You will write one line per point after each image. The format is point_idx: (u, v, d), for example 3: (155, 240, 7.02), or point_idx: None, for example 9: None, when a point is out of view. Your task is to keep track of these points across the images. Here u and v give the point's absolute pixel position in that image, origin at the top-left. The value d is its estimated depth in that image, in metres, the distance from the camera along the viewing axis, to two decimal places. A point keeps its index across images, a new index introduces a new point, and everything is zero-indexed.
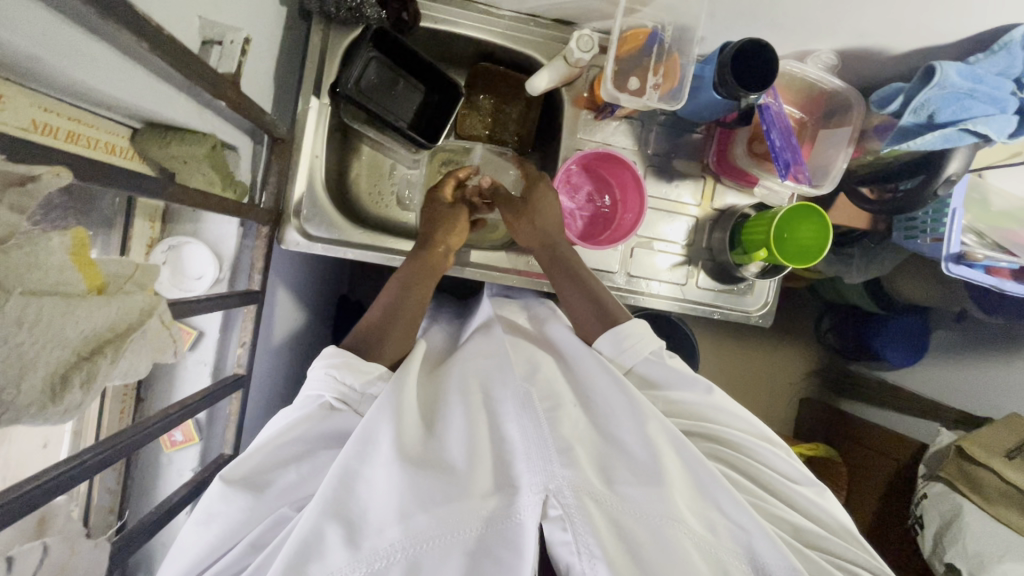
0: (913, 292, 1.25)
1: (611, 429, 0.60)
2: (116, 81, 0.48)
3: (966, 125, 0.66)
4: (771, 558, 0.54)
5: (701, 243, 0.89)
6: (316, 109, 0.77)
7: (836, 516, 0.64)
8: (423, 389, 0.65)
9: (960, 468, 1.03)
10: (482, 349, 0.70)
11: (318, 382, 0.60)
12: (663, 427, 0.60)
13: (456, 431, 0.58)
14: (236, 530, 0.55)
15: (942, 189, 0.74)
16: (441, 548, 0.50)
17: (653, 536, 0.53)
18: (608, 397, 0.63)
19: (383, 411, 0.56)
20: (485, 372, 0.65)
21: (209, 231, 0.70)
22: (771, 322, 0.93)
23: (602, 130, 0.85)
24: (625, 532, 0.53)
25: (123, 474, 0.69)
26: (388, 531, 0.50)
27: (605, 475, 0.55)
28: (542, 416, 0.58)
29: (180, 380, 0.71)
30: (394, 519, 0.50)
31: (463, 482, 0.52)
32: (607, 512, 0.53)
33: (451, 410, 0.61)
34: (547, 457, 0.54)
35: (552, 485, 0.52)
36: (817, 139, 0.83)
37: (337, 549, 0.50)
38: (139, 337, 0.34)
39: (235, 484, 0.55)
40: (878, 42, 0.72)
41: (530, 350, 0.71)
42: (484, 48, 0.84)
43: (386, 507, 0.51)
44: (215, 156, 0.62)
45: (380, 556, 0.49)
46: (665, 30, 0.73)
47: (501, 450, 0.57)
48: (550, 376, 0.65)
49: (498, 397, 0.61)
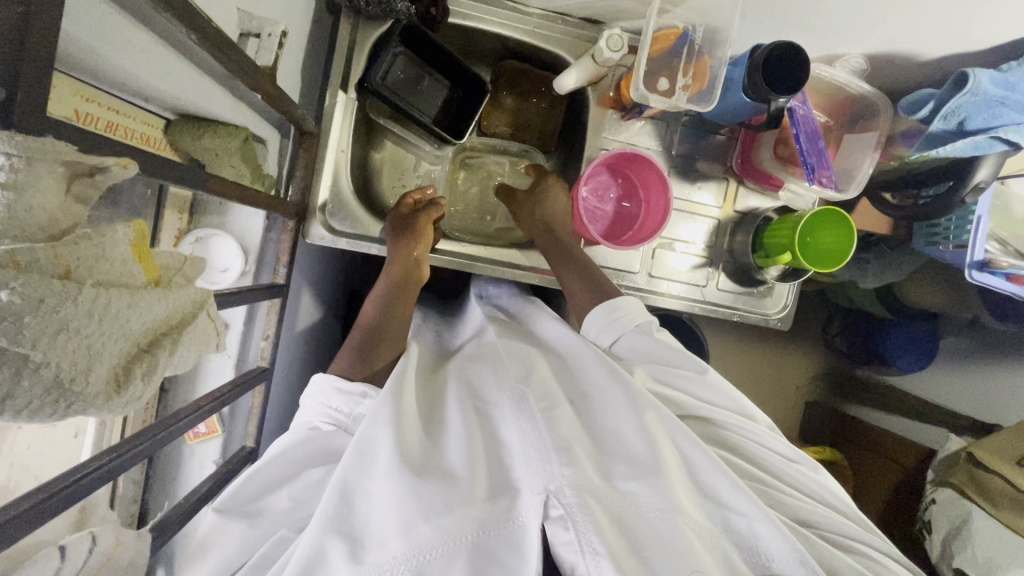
0: (926, 298, 1.25)
1: (610, 426, 0.60)
2: (159, 73, 0.48)
3: (997, 133, 0.66)
4: (776, 551, 0.54)
5: (722, 245, 0.89)
6: (343, 104, 0.77)
7: (834, 492, 0.64)
8: (424, 396, 0.66)
9: (969, 474, 1.04)
10: (481, 357, 0.71)
11: (310, 410, 0.61)
12: (662, 418, 0.60)
13: (455, 436, 0.58)
14: (243, 548, 0.59)
15: (970, 197, 0.73)
16: (445, 557, 0.49)
17: (658, 537, 0.52)
18: (605, 394, 0.63)
19: (381, 418, 0.56)
20: (482, 378, 0.66)
21: (236, 224, 0.70)
22: (789, 326, 0.93)
23: (627, 130, 0.85)
24: (629, 532, 0.52)
25: (147, 465, 0.69)
26: (390, 545, 0.49)
27: (605, 472, 0.55)
28: (540, 417, 0.58)
29: (204, 372, 0.71)
30: (395, 532, 0.49)
31: (464, 487, 0.52)
32: (608, 508, 0.53)
33: (450, 415, 0.61)
34: (546, 457, 0.54)
35: (553, 485, 0.52)
36: (842, 143, 0.83)
37: (341, 565, 0.50)
38: (191, 330, 0.35)
39: (227, 514, 0.58)
40: (908, 47, 0.72)
41: (525, 352, 0.70)
42: (510, 45, 0.83)
43: (388, 519, 0.51)
44: (246, 149, 0.62)
45: (385, 569, 0.48)
46: (695, 31, 0.73)
47: (501, 454, 0.57)
48: (546, 377, 0.65)
49: (496, 400, 0.62)
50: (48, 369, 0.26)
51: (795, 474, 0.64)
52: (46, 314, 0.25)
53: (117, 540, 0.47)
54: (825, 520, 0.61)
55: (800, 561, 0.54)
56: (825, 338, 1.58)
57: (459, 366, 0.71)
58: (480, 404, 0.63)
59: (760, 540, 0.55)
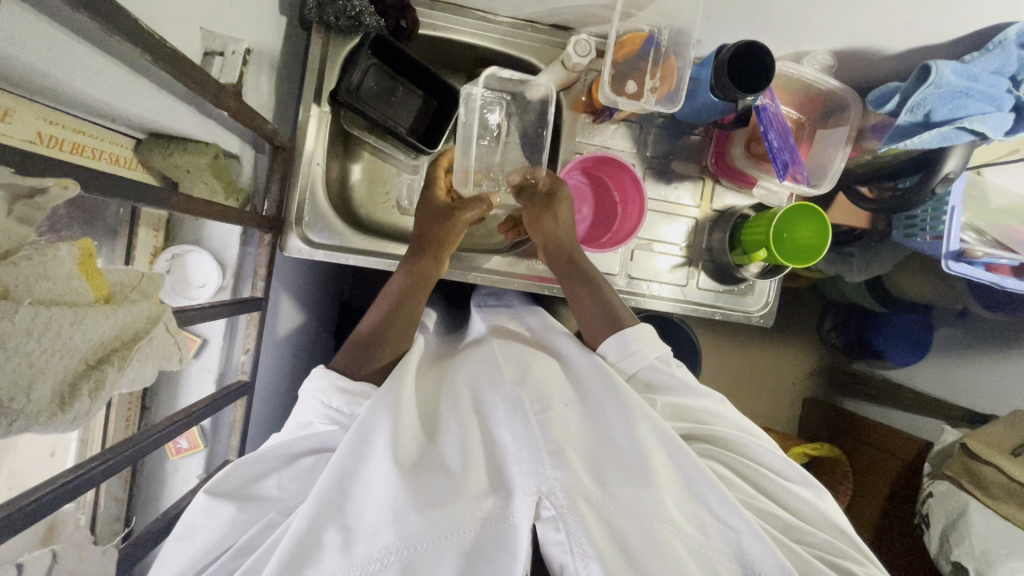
0: (914, 290, 1.25)
1: (602, 431, 0.61)
2: (117, 94, 0.49)
3: (962, 124, 0.66)
4: (760, 558, 0.54)
5: (701, 244, 0.89)
6: (317, 117, 0.77)
7: (831, 515, 0.63)
8: (419, 398, 0.65)
9: (964, 466, 1.03)
10: (478, 356, 0.72)
11: (310, 407, 0.62)
12: (655, 428, 0.60)
13: (452, 437, 0.59)
14: (225, 537, 0.56)
15: (940, 186, 0.74)
16: (435, 551, 0.49)
17: (644, 537, 0.52)
18: (602, 399, 0.64)
19: (386, 413, 0.57)
20: (475, 379, 0.67)
21: (212, 239, 0.71)
22: (772, 322, 0.93)
23: (601, 133, 0.86)
24: (619, 534, 0.52)
25: (129, 482, 0.69)
26: (382, 534, 0.50)
27: (598, 476, 0.55)
28: (533, 420, 0.58)
29: (184, 387, 0.71)
30: (386, 522, 0.50)
31: (458, 485, 0.53)
32: (598, 511, 0.53)
33: (447, 420, 0.61)
34: (539, 459, 0.54)
35: (545, 487, 0.53)
36: (815, 139, 0.84)
37: (332, 554, 0.50)
38: (146, 345, 0.35)
39: (220, 496, 0.57)
40: (873, 42, 0.73)
41: (520, 355, 0.71)
42: (483, 54, 0.84)
43: (379, 510, 0.51)
44: (217, 165, 0.62)
45: (375, 559, 0.49)
46: (661, 33, 0.74)
47: (493, 454, 0.57)
48: (541, 378, 0.66)
49: (489, 402, 0.62)
50: None
51: (794, 503, 0.63)
52: None
53: (81, 556, 0.47)
54: (811, 532, 0.61)
55: (783, 572, 0.53)
56: (818, 333, 1.58)
57: (459, 365, 0.72)
58: (475, 405, 0.63)
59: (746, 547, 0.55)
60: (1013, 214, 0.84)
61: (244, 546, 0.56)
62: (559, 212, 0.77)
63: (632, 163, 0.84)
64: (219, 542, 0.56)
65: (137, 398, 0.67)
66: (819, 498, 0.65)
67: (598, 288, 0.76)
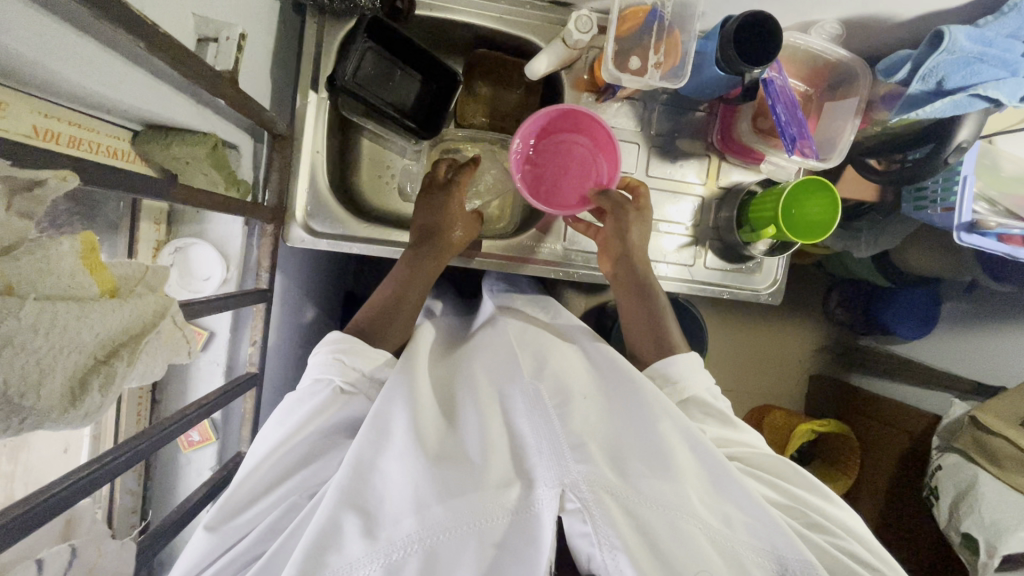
0: (923, 263, 1.25)
1: (623, 424, 0.60)
2: (109, 85, 0.47)
3: (976, 90, 0.64)
4: (793, 556, 0.53)
5: (708, 222, 0.88)
6: (315, 104, 0.76)
7: (853, 525, 0.62)
8: (436, 389, 0.68)
9: (974, 438, 1.04)
10: (494, 347, 0.73)
11: (329, 368, 0.63)
12: (677, 425, 0.60)
13: (471, 427, 0.60)
14: (247, 522, 0.56)
15: (954, 156, 0.71)
16: (458, 541, 0.50)
17: (670, 528, 0.52)
18: (623, 393, 0.64)
19: (399, 402, 0.59)
20: (494, 371, 0.68)
21: (214, 232, 0.70)
22: (780, 300, 0.92)
23: (604, 112, 0.84)
24: (644, 525, 0.52)
25: (144, 476, 0.70)
26: (404, 523, 0.51)
27: (620, 469, 0.55)
28: (553, 413, 0.58)
29: (193, 380, 0.71)
30: (409, 510, 0.51)
31: (478, 474, 0.53)
32: (623, 504, 0.52)
33: (465, 411, 0.62)
34: (559, 452, 0.54)
35: (568, 479, 0.52)
36: (822, 112, 0.82)
37: (354, 541, 0.50)
38: (155, 338, 0.35)
39: (242, 487, 0.56)
40: (881, 10, 0.71)
41: (537, 345, 0.72)
42: (481, 34, 0.83)
43: (402, 497, 0.52)
44: (216, 154, 0.62)
45: (398, 547, 0.50)
46: (664, 6, 0.71)
47: (513, 446, 0.58)
48: (558, 371, 0.66)
49: (509, 393, 0.63)
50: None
51: (816, 503, 0.62)
52: None
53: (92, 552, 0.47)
54: (834, 528, 0.60)
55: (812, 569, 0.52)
56: (825, 309, 1.58)
57: (472, 354, 0.74)
58: (496, 393, 0.64)
59: (774, 543, 0.54)
60: None
61: (268, 530, 0.56)
62: (643, 229, 0.79)
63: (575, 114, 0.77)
64: (243, 525, 0.56)
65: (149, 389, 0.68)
66: (838, 506, 0.64)
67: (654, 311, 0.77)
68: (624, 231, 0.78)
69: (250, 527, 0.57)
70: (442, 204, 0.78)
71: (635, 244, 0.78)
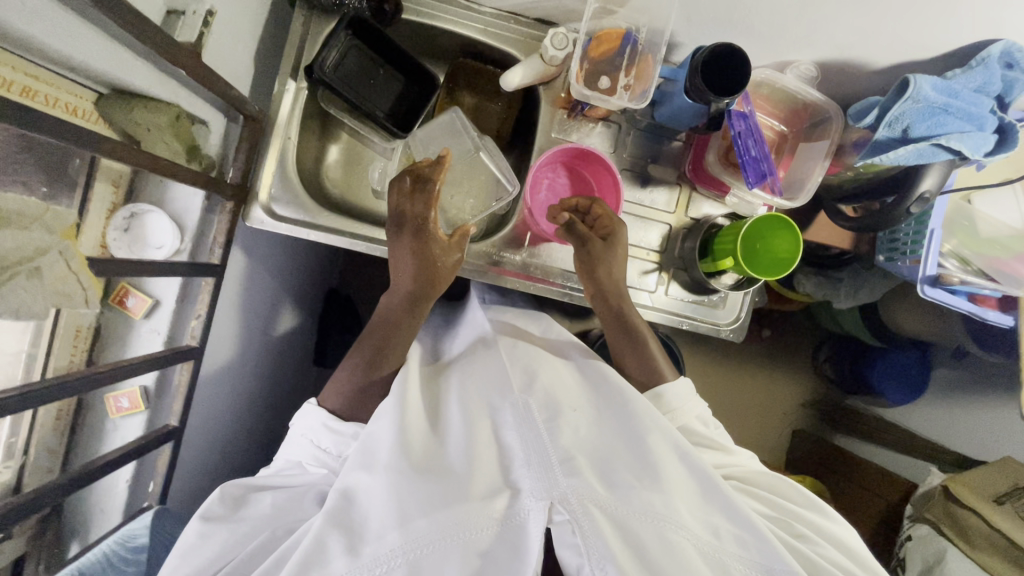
0: (910, 323, 1.22)
1: (611, 436, 0.62)
2: (59, 37, 0.49)
3: (939, 141, 0.64)
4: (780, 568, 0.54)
5: (674, 251, 0.87)
6: (293, 92, 0.78)
7: (849, 542, 0.64)
8: (426, 396, 0.71)
9: (946, 511, 0.98)
10: (488, 354, 0.75)
11: (301, 447, 0.70)
12: (667, 438, 0.62)
13: (458, 437, 0.62)
14: (219, 557, 0.61)
15: (916, 207, 0.70)
16: (442, 553, 0.52)
17: (659, 539, 0.54)
18: (613, 408, 0.65)
19: (389, 418, 0.62)
20: (483, 379, 0.70)
21: (174, 202, 0.71)
22: (742, 338, 0.90)
23: (578, 130, 0.85)
24: (633, 537, 0.54)
25: (66, 438, 0.67)
26: (387, 538, 0.53)
27: (608, 479, 0.57)
28: (542, 427, 0.60)
29: (133, 347, 0.71)
30: (392, 526, 0.53)
31: (463, 485, 0.56)
32: (611, 516, 0.54)
33: (455, 422, 0.65)
34: (548, 467, 0.56)
35: (556, 494, 0.54)
36: (795, 153, 0.82)
37: (338, 557, 0.53)
38: (28, 270, 0.37)
39: (212, 520, 0.62)
40: (853, 53, 0.71)
41: (530, 358, 0.73)
42: (466, 44, 0.85)
43: (386, 513, 0.54)
44: (178, 126, 0.63)
45: (382, 561, 0.52)
46: (639, 32, 0.73)
47: (501, 455, 0.60)
48: (549, 384, 0.67)
49: (498, 404, 0.65)
50: None
51: (803, 513, 0.65)
52: None
53: None
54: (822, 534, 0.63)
55: None
56: (814, 363, 1.54)
57: (462, 360, 0.77)
58: (485, 403, 0.66)
59: (763, 555, 0.55)
60: (1004, 245, 0.80)
61: (247, 559, 0.61)
62: (613, 262, 0.76)
63: (595, 152, 0.80)
64: (212, 559, 0.61)
65: (89, 325, 0.65)
66: (835, 523, 0.66)
67: (638, 339, 0.77)
68: (593, 270, 0.77)
69: (228, 560, 0.62)
70: (415, 250, 0.71)
71: (608, 279, 0.77)
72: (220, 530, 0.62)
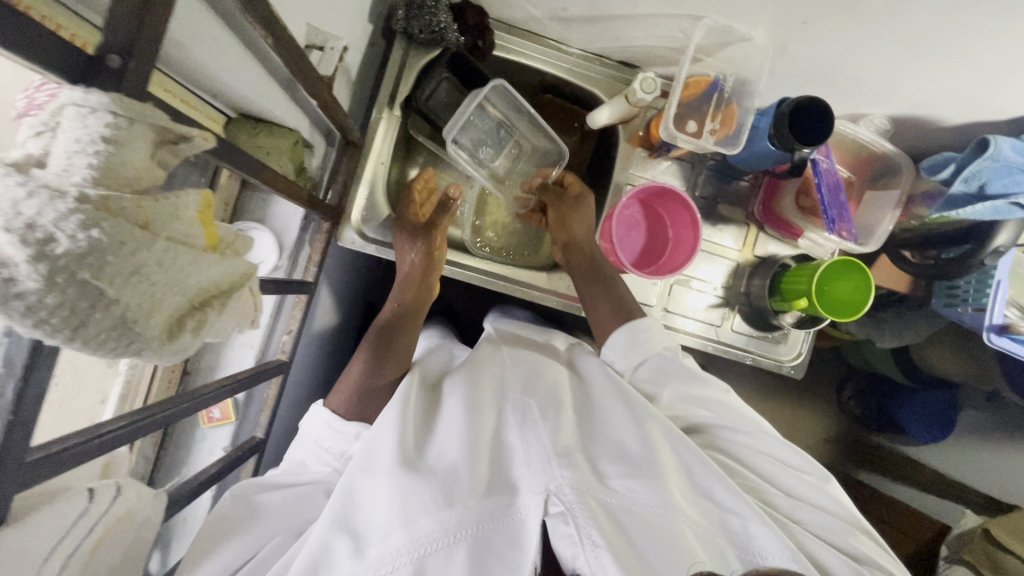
0: (945, 365, 1.25)
1: (607, 430, 0.60)
2: (228, 71, 0.52)
3: (1016, 199, 0.68)
4: (776, 550, 0.51)
5: (739, 287, 0.90)
6: (387, 120, 0.81)
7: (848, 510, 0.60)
8: (429, 394, 0.68)
9: (985, 553, 1.00)
10: (489, 351, 0.73)
11: (305, 448, 0.67)
12: (664, 427, 0.59)
13: (453, 430, 0.60)
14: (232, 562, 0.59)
15: (991, 258, 0.75)
16: (446, 550, 0.51)
17: (657, 529, 0.52)
18: (609, 401, 0.63)
19: (390, 419, 0.61)
20: (482, 373, 0.68)
21: (275, 220, 0.74)
22: (802, 374, 0.93)
23: (654, 168, 0.88)
24: (630, 530, 0.52)
25: (158, 444, 0.72)
26: (392, 538, 0.52)
27: (603, 472, 0.55)
28: (542, 425, 0.59)
29: (226, 359, 0.73)
30: (397, 526, 0.52)
31: (461, 480, 0.54)
32: (605, 507, 0.53)
33: (452, 414, 0.62)
34: (546, 461, 0.55)
35: (553, 486, 0.53)
36: (863, 199, 0.86)
37: (345, 560, 0.53)
38: (234, 299, 0.36)
39: (217, 522, 0.60)
40: (931, 111, 0.76)
41: (533, 358, 0.70)
42: (549, 80, 0.88)
43: (388, 515, 0.53)
44: (295, 150, 0.66)
45: (386, 562, 0.51)
46: (726, 80, 0.77)
47: (501, 453, 0.58)
48: (552, 382, 0.66)
49: (501, 403, 0.63)
50: (116, 307, 0.27)
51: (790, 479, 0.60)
52: (126, 254, 0.26)
53: None
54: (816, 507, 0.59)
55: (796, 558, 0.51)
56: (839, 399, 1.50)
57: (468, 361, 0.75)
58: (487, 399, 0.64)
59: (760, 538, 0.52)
60: None
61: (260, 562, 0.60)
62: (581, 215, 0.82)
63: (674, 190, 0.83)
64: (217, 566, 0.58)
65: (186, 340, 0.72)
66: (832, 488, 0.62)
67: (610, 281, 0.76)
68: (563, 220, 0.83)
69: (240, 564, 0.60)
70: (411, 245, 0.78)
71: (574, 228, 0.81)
72: (226, 536, 0.60)
